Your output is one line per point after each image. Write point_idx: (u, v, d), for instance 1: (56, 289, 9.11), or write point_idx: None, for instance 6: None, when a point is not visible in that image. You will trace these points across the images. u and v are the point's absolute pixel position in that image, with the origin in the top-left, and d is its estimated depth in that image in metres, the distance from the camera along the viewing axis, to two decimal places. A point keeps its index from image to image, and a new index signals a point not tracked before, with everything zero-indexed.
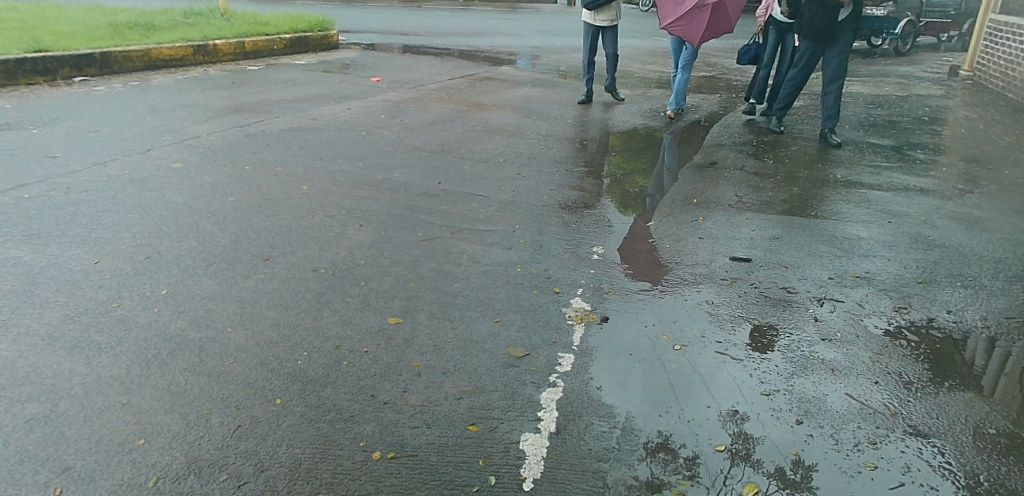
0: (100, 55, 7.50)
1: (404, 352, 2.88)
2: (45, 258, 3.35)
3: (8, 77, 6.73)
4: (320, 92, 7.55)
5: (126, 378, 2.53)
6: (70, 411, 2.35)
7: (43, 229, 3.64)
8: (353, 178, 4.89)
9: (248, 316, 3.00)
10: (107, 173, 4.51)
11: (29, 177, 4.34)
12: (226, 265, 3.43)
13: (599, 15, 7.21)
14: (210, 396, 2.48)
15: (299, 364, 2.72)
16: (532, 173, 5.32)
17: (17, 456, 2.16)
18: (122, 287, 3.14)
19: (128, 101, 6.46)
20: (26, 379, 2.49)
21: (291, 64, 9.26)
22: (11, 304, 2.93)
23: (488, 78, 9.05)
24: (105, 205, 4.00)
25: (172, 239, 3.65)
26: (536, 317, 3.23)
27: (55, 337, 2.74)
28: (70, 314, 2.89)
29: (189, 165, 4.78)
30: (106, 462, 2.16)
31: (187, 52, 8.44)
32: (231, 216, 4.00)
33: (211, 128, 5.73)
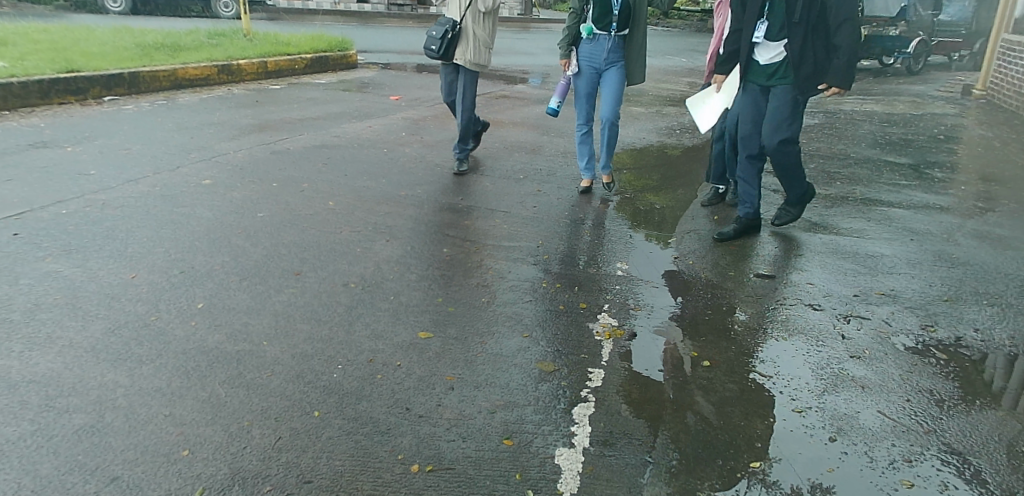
0: (129, 75, 7.65)
1: (436, 365, 2.91)
2: (84, 272, 3.42)
3: (41, 97, 6.86)
4: (341, 110, 7.67)
5: (168, 390, 2.57)
6: (115, 422, 2.39)
7: (80, 244, 3.71)
8: (377, 194, 4.96)
9: (283, 331, 3.04)
10: (139, 190, 4.59)
11: (66, 193, 4.42)
12: (258, 280, 3.49)
13: (475, 48, 5.35)
14: (251, 407, 2.52)
15: (334, 377, 2.76)
16: (551, 189, 5.36)
17: (67, 465, 2.18)
18: (159, 301, 3.19)
19: (156, 119, 6.57)
20: (72, 390, 2.54)
21: (312, 83, 9.39)
22: (54, 317, 2.99)
23: (504, 96, 9.17)
24: (138, 221, 4.07)
25: (207, 254, 3.71)
26: (566, 333, 3.25)
27: (99, 348, 2.79)
28: (110, 328, 2.94)
29: (218, 182, 4.86)
30: (153, 472, 2.19)
31: (210, 72, 8.59)
32: (261, 232, 4.07)
33: (238, 146, 5.82)
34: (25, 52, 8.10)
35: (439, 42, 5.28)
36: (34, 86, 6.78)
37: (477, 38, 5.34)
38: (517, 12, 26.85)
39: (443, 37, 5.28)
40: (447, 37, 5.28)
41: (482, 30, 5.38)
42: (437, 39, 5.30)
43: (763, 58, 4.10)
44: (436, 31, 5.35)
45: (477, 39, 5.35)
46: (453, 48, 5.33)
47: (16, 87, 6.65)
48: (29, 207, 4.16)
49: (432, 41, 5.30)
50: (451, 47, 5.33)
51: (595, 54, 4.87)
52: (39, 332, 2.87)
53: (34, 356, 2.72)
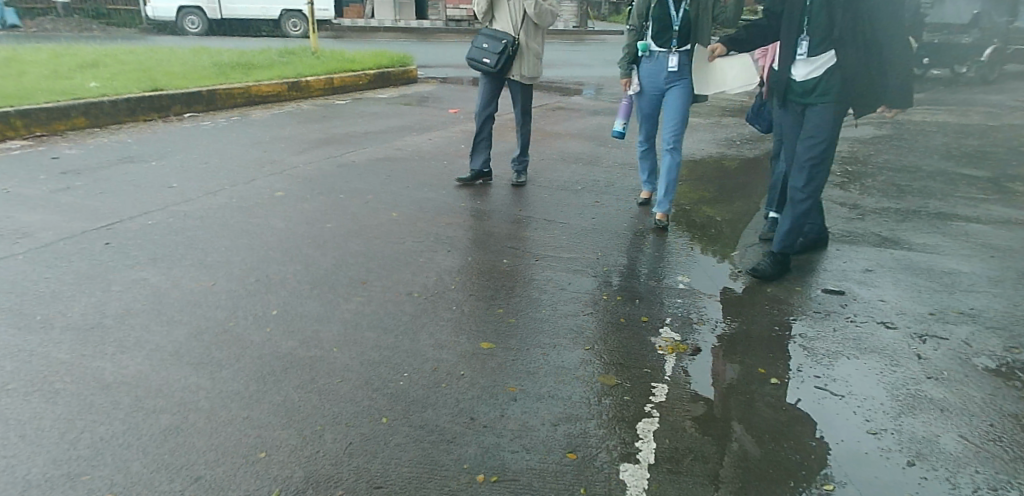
0: (207, 93, 8.01)
1: (499, 376, 2.94)
2: (168, 279, 3.59)
3: (129, 114, 7.25)
4: (403, 124, 7.85)
5: (246, 393, 2.68)
6: (199, 423, 2.50)
7: (164, 253, 3.90)
8: (440, 205, 5.05)
9: (352, 338, 3.13)
10: (217, 201, 4.80)
11: (151, 205, 4.66)
12: (328, 288, 3.59)
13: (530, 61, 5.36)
14: (323, 412, 2.60)
15: (400, 385, 2.81)
16: (611, 201, 5.36)
17: (156, 463, 2.29)
18: (236, 307, 3.33)
19: (231, 134, 6.86)
20: (159, 391, 2.67)
21: (376, 98, 9.64)
22: (142, 322, 3.15)
23: (562, 108, 9.21)
24: (216, 231, 4.25)
25: (280, 263, 3.85)
26: (628, 346, 3.23)
27: (183, 352, 2.93)
28: (193, 332, 3.08)
29: (289, 194, 5.03)
30: (234, 472, 2.28)
31: (281, 89, 8.91)
32: (330, 242, 4.19)
33: (307, 159, 6.02)
34: (113, 73, 8.57)
35: (498, 57, 5.25)
36: (123, 104, 7.17)
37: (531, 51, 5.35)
38: (574, 24, 26.92)
39: (501, 53, 5.25)
40: (507, 52, 5.26)
41: (535, 43, 5.40)
42: (492, 54, 5.27)
43: (800, 74, 3.77)
44: (489, 45, 5.32)
45: (532, 54, 5.37)
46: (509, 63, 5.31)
47: (107, 106, 7.05)
48: (118, 218, 4.40)
49: (488, 57, 5.26)
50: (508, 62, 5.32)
51: (655, 72, 4.74)
52: (130, 336, 3.04)
53: (126, 358, 2.87)
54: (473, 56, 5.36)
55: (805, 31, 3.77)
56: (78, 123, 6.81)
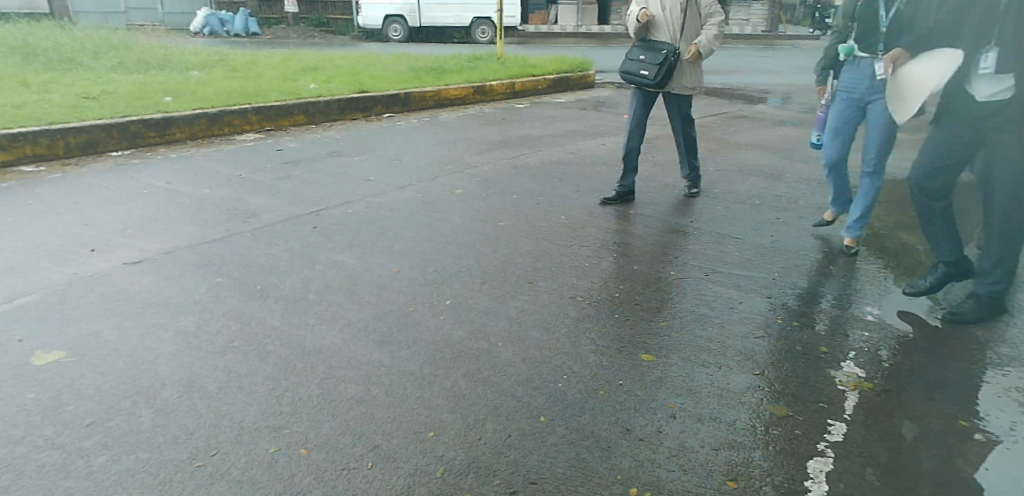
0: (404, 96, 8.64)
1: (659, 391, 2.90)
2: (360, 263, 3.94)
3: (339, 114, 7.99)
4: (580, 128, 7.95)
5: (420, 375, 2.88)
6: (378, 396, 2.72)
7: (358, 239, 4.28)
8: (611, 211, 5.07)
9: (517, 334, 3.25)
10: (405, 195, 5.18)
11: (350, 195, 5.13)
12: (498, 284, 3.75)
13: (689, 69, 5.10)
14: (486, 403, 2.73)
15: (560, 386, 2.88)
16: (792, 218, 5.07)
17: (341, 427, 2.53)
18: (416, 294, 3.57)
19: (420, 134, 7.35)
20: (346, 363, 2.94)
21: (554, 102, 9.86)
22: (336, 299, 3.49)
23: (744, 117, 8.84)
24: (402, 223, 4.59)
25: (456, 256, 4.08)
26: (802, 376, 3.05)
27: (368, 330, 3.21)
28: (378, 314, 3.36)
29: (469, 192, 5.31)
30: (405, 446, 2.46)
31: (468, 92, 9.40)
32: (503, 240, 4.37)
33: (487, 159, 6.31)
34: (328, 76, 9.49)
35: (658, 69, 4.94)
36: (334, 105, 7.93)
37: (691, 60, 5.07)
38: (763, 29, 25.65)
39: (662, 65, 4.95)
40: (668, 62, 4.95)
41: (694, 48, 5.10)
42: (652, 66, 4.97)
43: (984, 94, 3.27)
44: (646, 56, 5.02)
45: (693, 64, 5.10)
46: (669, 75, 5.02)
47: (321, 105, 7.85)
48: (323, 206, 4.89)
49: (648, 70, 4.96)
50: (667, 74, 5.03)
51: (856, 82, 4.17)
52: (327, 311, 3.37)
53: (323, 330, 3.19)
54: (629, 69, 5.06)
55: (990, 45, 3.27)
56: (298, 120, 7.63)
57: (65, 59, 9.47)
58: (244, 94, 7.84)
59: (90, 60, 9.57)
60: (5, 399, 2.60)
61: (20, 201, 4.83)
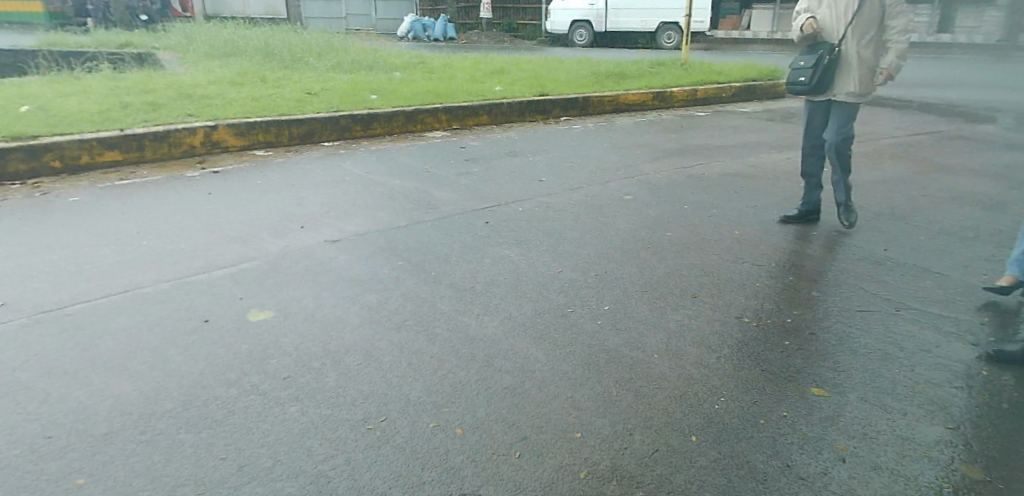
0: (584, 99, 8.83)
1: (829, 431, 2.68)
2: (526, 259, 4.15)
3: (519, 115, 8.35)
4: (763, 140, 7.65)
5: (573, 376, 2.98)
6: (531, 390, 2.87)
7: (526, 237, 4.50)
8: (788, 231, 4.86)
9: (675, 349, 3.24)
10: (575, 197, 5.34)
11: (523, 194, 5.39)
12: (660, 295, 3.76)
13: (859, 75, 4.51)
14: (636, 413, 2.76)
15: (715, 408, 2.81)
16: (1006, 255, 4.52)
17: (494, 414, 2.70)
18: (576, 296, 3.70)
19: (597, 138, 7.48)
20: (505, 354, 3.13)
21: (738, 111, 9.55)
22: (501, 292, 3.71)
23: (958, 137, 7.98)
24: (570, 224, 4.75)
25: (620, 262, 4.15)
26: (1010, 436, 2.66)
27: (528, 325, 3.38)
28: (538, 311, 3.52)
29: (638, 198, 5.35)
30: (553, 442, 2.56)
31: (648, 98, 9.41)
32: (669, 250, 4.37)
33: (661, 167, 6.30)
34: (513, 78, 9.95)
35: (811, 71, 4.53)
36: (516, 106, 8.30)
37: (860, 63, 4.51)
38: None
39: (817, 65, 4.52)
40: (822, 63, 4.52)
41: (868, 52, 4.53)
42: (806, 68, 4.56)
43: None
44: (805, 58, 4.62)
45: (864, 66, 4.51)
46: (829, 78, 4.54)
47: (505, 108, 8.25)
48: (497, 203, 5.18)
49: (801, 73, 4.56)
50: (829, 76, 4.56)
51: None
52: (492, 303, 3.59)
53: (487, 320, 3.41)
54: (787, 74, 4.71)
55: None
56: (482, 119, 8.07)
57: (292, 58, 10.72)
58: (436, 93, 8.43)
59: (312, 59, 10.76)
60: (224, 347, 3.08)
61: (248, 180, 5.60)
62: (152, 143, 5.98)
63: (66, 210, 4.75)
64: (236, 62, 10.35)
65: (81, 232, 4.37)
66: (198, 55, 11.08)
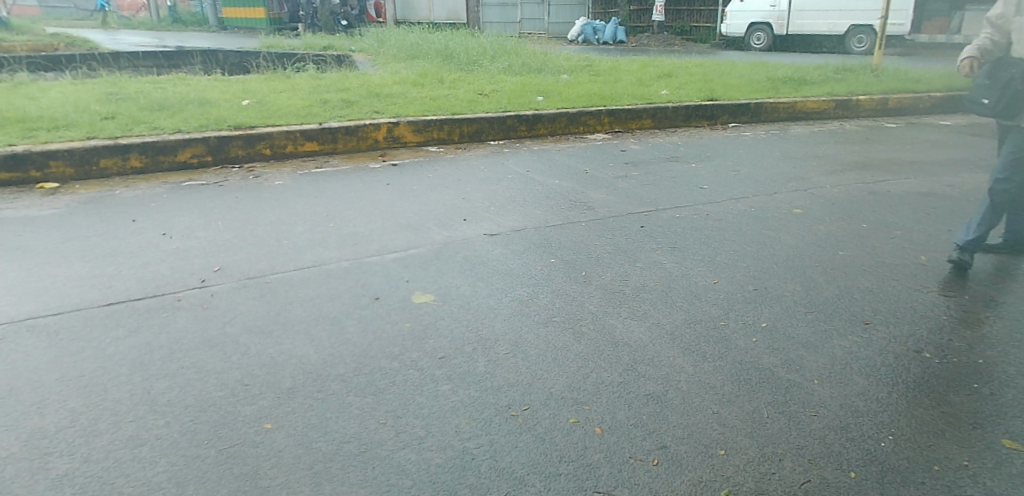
0: (756, 106, 8.55)
1: (1018, 488, 2.38)
2: (681, 268, 4.14)
3: (685, 119, 8.25)
4: (963, 157, 6.95)
5: (721, 391, 2.92)
6: (675, 400, 2.85)
7: (683, 245, 4.48)
8: (983, 262, 4.39)
9: (838, 375, 3.04)
10: (738, 207, 5.22)
11: (683, 201, 5.36)
12: (823, 317, 3.57)
13: None
14: (787, 439, 2.63)
15: (880, 446, 2.60)
16: None
17: (636, 419, 2.72)
18: (731, 309, 3.63)
19: (768, 146, 7.21)
20: (651, 360, 3.14)
21: (934, 124, 8.75)
22: (652, 298, 3.74)
23: None
24: (730, 235, 4.66)
25: (781, 279, 4.01)
26: None
27: (677, 334, 3.37)
28: (689, 321, 3.50)
29: (807, 213, 5.12)
30: (694, 456, 2.53)
31: (828, 106, 8.93)
32: (837, 270, 4.15)
33: (836, 181, 5.96)
34: (682, 82, 9.84)
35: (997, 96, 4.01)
36: (682, 110, 8.21)
37: None
38: None
39: (1004, 89, 3.99)
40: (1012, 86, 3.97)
41: None
42: (992, 91, 4.05)
43: None
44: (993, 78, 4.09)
45: None
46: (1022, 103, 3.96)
47: (670, 113, 8.19)
48: (655, 207, 5.20)
49: (985, 96, 4.07)
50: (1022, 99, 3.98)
51: None
52: (641, 308, 3.63)
53: (637, 325, 3.45)
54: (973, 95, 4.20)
55: None
56: (646, 123, 8.06)
57: (467, 60, 11.31)
58: (602, 96, 8.53)
59: (485, 61, 11.28)
60: (392, 324, 3.40)
61: (421, 174, 6.05)
62: (342, 136, 6.61)
63: (270, 192, 5.42)
64: (417, 64, 11.11)
65: (280, 212, 4.97)
66: (385, 58, 12.02)
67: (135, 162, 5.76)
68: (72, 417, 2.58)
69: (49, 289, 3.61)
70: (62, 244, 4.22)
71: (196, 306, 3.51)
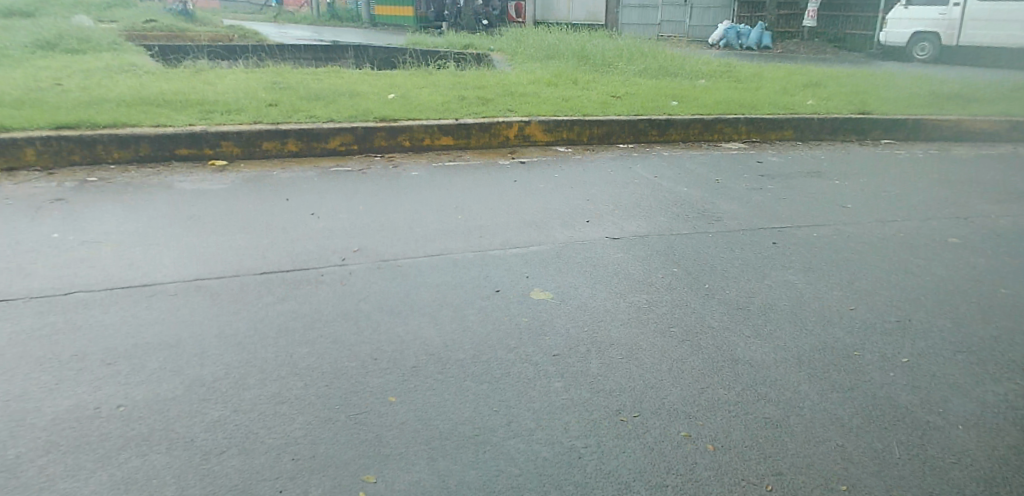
0: (913, 122, 7.99)
1: None
2: (814, 290, 3.97)
3: (831, 133, 7.86)
4: None
5: (849, 424, 2.76)
6: (796, 427, 2.73)
7: (818, 266, 4.29)
8: None
9: (987, 424, 2.78)
10: (884, 231, 4.92)
11: (822, 219, 5.12)
12: (974, 358, 3.28)
13: None
14: (920, 483, 2.44)
15: None
16: None
17: (753, 441, 2.64)
18: (866, 339, 3.43)
19: (924, 167, 6.71)
20: (774, 382, 3.03)
21: None
22: (780, 319, 3.61)
23: None
24: (872, 260, 4.41)
25: (926, 312, 3.74)
26: None
27: (805, 359, 3.23)
28: (818, 347, 3.34)
29: (964, 243, 4.74)
30: (812, 486, 2.41)
31: (999, 126, 8.18)
32: (995, 308, 3.82)
33: (1002, 210, 5.46)
34: (832, 93, 9.37)
35: None
36: (829, 124, 7.83)
37: None
38: None
39: None
40: None
41: None
42: None
43: None
44: None
45: None
46: None
47: (813, 127, 7.83)
48: (791, 224, 5.01)
49: None
50: None
51: None
52: (765, 326, 3.53)
53: (761, 345, 3.35)
54: None
55: None
56: (787, 135, 7.75)
57: (604, 62, 11.32)
58: (742, 104, 8.28)
59: (623, 63, 11.25)
60: (514, 318, 3.51)
61: (550, 173, 6.16)
62: (477, 132, 6.85)
63: (408, 182, 5.72)
64: (554, 64, 11.26)
65: (415, 201, 5.24)
66: (523, 57, 12.27)
67: (292, 146, 6.27)
68: (226, 370, 2.88)
69: (214, 255, 4.03)
70: (228, 216, 4.70)
71: (336, 281, 3.80)
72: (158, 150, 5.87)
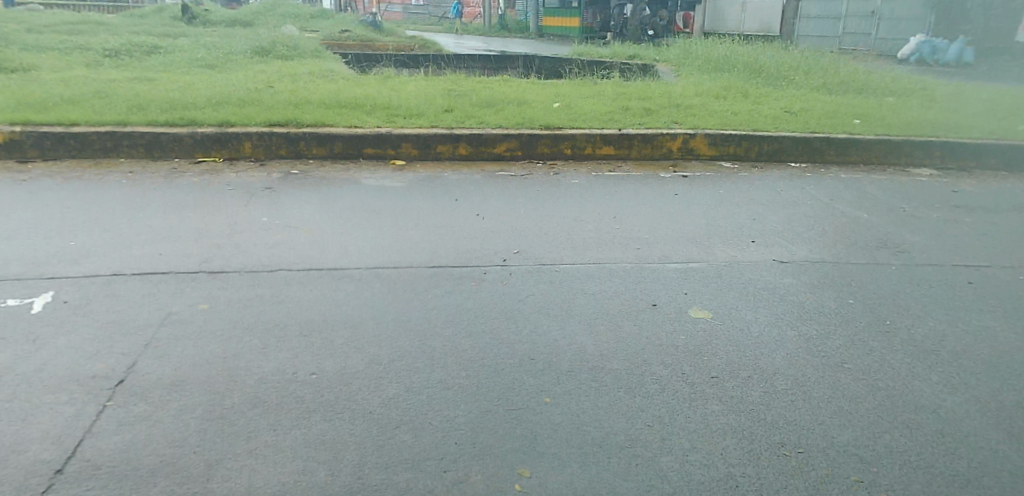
0: None
1: None
2: (1014, 338, 3.58)
3: None
4: None
5: None
6: (989, 486, 2.48)
7: (1021, 312, 3.86)
8: None
9: None
10: None
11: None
12: None
13: None
14: None
15: None
16: None
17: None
18: None
19: None
20: (962, 435, 2.77)
21: None
22: (971, 366, 3.30)
23: None
24: None
25: None
26: None
27: (1001, 414, 2.92)
28: (1017, 403, 3.01)
29: None
30: None
31: None
32: None
33: None
34: None
35: None
36: None
37: None
38: None
39: None
40: None
41: None
42: None
43: None
44: None
45: None
46: None
47: (1022, 155, 7.02)
48: (989, 263, 4.54)
49: None
50: None
51: None
52: (952, 373, 3.23)
53: (947, 392, 3.08)
54: None
55: None
56: (988, 162, 7.01)
57: (779, 76, 10.83)
58: (936, 126, 7.60)
59: (799, 78, 10.70)
60: (671, 334, 3.49)
61: (715, 189, 6.01)
62: (640, 143, 6.84)
63: (571, 189, 5.84)
64: (725, 76, 10.93)
65: (577, 209, 5.34)
66: (691, 69, 12.04)
67: (463, 149, 6.61)
68: (400, 353, 3.12)
69: (391, 247, 4.36)
70: (404, 212, 5.06)
71: (498, 281, 3.97)
72: (349, 148, 6.43)
